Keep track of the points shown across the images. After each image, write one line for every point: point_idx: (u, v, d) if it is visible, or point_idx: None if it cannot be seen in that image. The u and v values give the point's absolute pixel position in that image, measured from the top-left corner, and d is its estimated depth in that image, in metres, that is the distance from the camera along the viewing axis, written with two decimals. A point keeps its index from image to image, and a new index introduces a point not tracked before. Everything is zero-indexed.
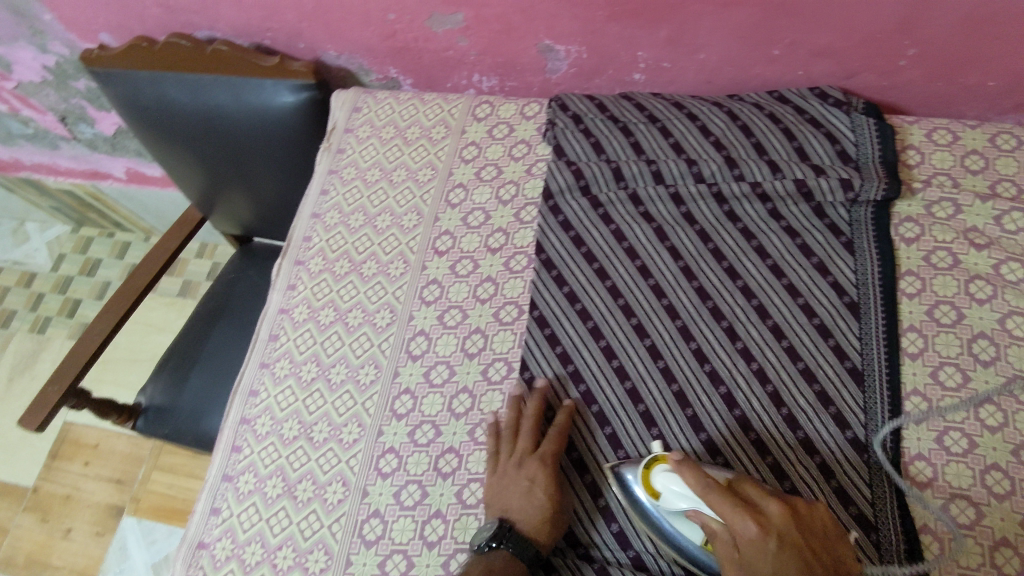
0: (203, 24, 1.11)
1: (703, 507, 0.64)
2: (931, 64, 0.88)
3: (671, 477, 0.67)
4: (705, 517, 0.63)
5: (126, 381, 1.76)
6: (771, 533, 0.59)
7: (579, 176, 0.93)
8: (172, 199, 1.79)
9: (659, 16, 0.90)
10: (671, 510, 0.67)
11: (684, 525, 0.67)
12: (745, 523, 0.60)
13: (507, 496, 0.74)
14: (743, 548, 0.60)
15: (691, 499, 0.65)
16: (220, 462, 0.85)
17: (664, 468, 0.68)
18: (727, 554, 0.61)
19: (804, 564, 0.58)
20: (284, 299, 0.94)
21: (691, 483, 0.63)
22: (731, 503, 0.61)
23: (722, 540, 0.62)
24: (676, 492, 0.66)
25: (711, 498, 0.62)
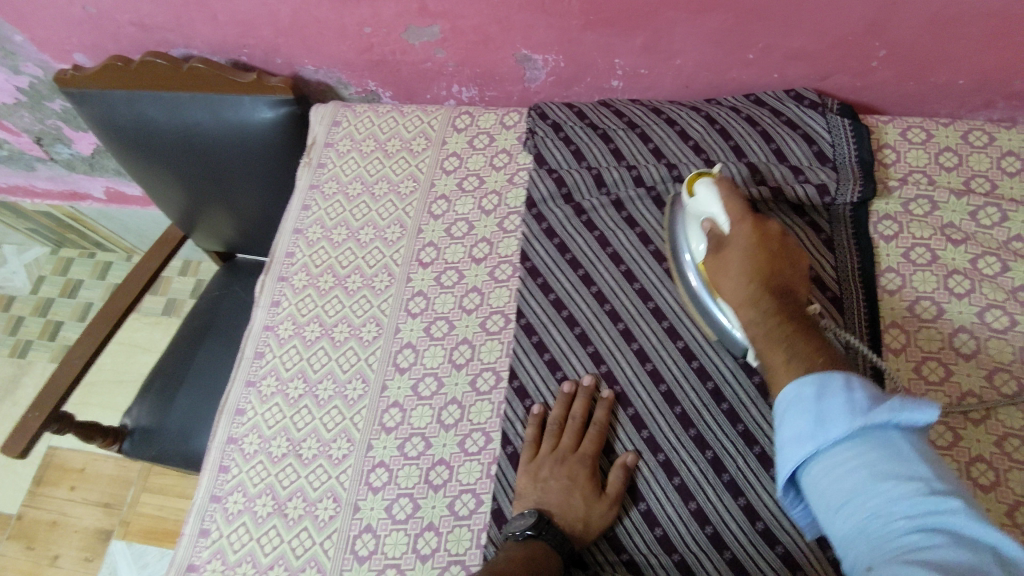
0: (179, 41, 1.11)
1: (721, 214, 0.74)
2: (902, 65, 0.90)
3: (709, 189, 0.76)
4: (716, 225, 0.74)
5: (111, 403, 1.74)
6: (756, 250, 0.70)
7: (561, 183, 0.94)
8: (153, 218, 1.78)
9: (634, 24, 0.91)
10: (697, 211, 0.77)
11: (695, 233, 0.77)
12: (744, 227, 0.72)
13: (545, 490, 0.76)
14: (727, 247, 0.72)
15: (713, 212, 0.74)
16: (208, 483, 0.84)
17: (707, 179, 0.77)
18: (713, 251, 0.74)
19: (770, 265, 0.70)
20: (269, 316, 0.94)
21: (722, 193, 0.74)
22: (740, 218, 0.73)
23: (719, 241, 0.74)
24: (708, 198, 0.75)
25: (729, 205, 0.74)
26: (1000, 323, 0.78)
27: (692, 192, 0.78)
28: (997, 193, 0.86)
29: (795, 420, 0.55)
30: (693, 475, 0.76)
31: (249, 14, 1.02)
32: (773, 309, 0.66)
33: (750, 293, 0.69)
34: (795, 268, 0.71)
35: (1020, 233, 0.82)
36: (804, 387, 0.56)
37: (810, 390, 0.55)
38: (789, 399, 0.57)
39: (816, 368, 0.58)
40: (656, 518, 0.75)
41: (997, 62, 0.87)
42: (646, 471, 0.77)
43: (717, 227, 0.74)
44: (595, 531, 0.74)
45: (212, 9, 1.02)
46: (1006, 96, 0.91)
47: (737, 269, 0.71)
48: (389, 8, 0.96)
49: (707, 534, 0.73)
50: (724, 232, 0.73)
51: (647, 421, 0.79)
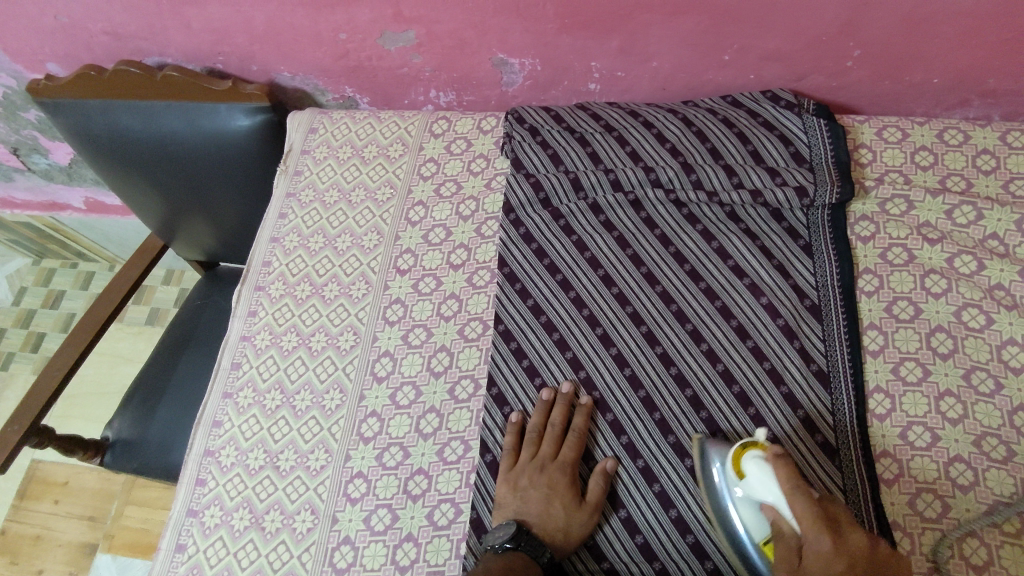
0: (153, 50, 1.09)
1: (786, 507, 0.63)
2: (877, 64, 0.90)
3: (764, 473, 0.65)
4: (782, 519, 0.63)
5: (94, 414, 1.72)
6: (845, 561, 0.59)
7: (539, 188, 0.93)
8: (134, 226, 1.76)
9: (609, 27, 0.91)
10: (750, 495, 0.66)
11: (752, 517, 0.66)
12: (824, 544, 0.59)
13: (524, 499, 0.75)
14: (805, 562, 0.60)
15: (772, 500, 0.64)
16: (184, 496, 0.83)
17: (759, 456, 0.66)
18: (780, 562, 0.61)
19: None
20: (245, 326, 0.93)
21: (782, 485, 0.63)
22: (815, 527, 0.60)
23: (789, 548, 0.62)
24: (763, 483, 0.65)
25: (796, 509, 0.61)
26: (976, 322, 0.78)
27: (740, 471, 0.67)
28: (973, 191, 0.86)
29: None
30: (672, 482, 0.75)
31: (222, 22, 1.01)
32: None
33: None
34: (874, 547, 0.60)
35: (996, 231, 0.82)
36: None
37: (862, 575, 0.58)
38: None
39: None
40: (636, 525, 0.75)
41: (971, 60, 0.87)
42: (626, 478, 0.77)
43: (781, 520, 0.63)
44: (575, 540, 0.73)
45: (185, 17, 1.01)
46: (980, 94, 0.91)
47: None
48: (364, 14, 0.95)
49: (687, 542, 0.73)
50: (790, 532, 0.62)
51: (626, 427, 0.79)
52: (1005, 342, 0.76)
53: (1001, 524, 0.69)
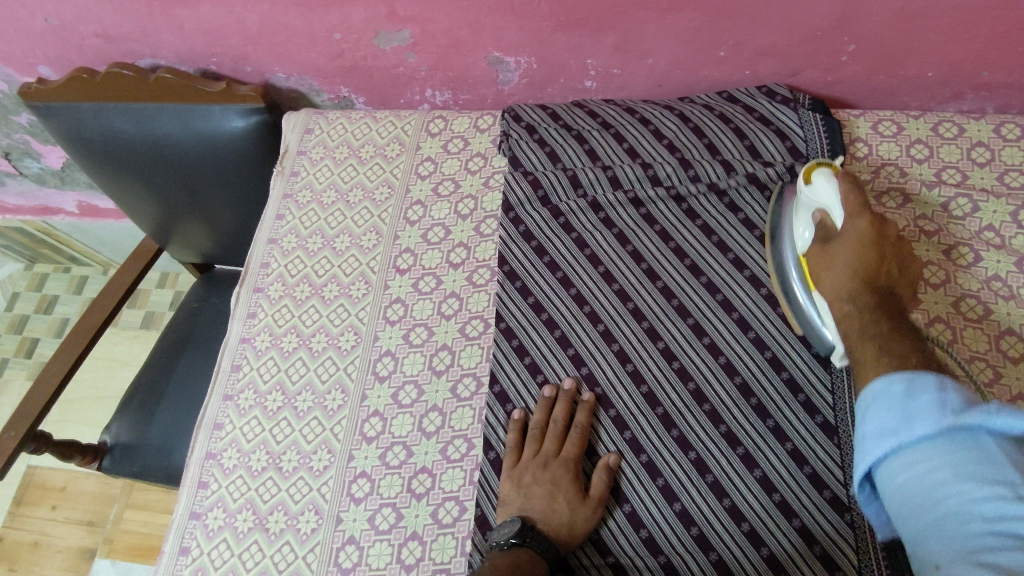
0: (145, 51, 1.09)
1: (838, 208, 0.73)
2: (871, 58, 0.90)
3: (828, 182, 0.74)
4: (830, 219, 0.74)
5: (91, 419, 1.71)
6: (866, 242, 0.70)
7: (537, 186, 0.93)
8: (127, 230, 1.75)
9: (605, 24, 0.91)
10: (810, 200, 0.76)
11: (803, 221, 0.77)
12: (860, 222, 0.71)
13: (528, 496, 0.75)
14: (837, 239, 0.72)
15: (826, 203, 0.74)
16: (187, 499, 0.83)
17: (829, 171, 0.75)
18: (818, 244, 0.74)
19: (876, 258, 0.69)
20: (245, 328, 0.93)
21: (842, 195, 0.73)
22: (857, 216, 0.71)
23: (827, 233, 0.74)
24: (826, 192, 0.74)
25: (848, 202, 0.72)
26: (974, 313, 0.79)
27: (807, 179, 0.77)
28: (968, 183, 0.86)
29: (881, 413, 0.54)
30: (676, 476, 0.76)
31: (215, 23, 1.00)
32: (865, 258, 0.70)
33: (849, 290, 0.70)
34: (897, 270, 0.70)
35: (992, 223, 0.83)
36: (893, 381, 0.56)
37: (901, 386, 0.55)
38: (875, 393, 0.56)
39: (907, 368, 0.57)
40: (640, 519, 0.75)
41: (964, 53, 0.87)
42: (630, 473, 0.77)
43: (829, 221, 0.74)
44: (579, 535, 0.73)
45: (178, 18, 1.01)
46: (974, 87, 0.92)
47: (843, 259, 0.71)
48: (359, 13, 0.95)
49: (693, 535, 0.73)
50: (835, 226, 0.73)
51: (629, 422, 0.79)
52: (1003, 332, 0.77)
53: None
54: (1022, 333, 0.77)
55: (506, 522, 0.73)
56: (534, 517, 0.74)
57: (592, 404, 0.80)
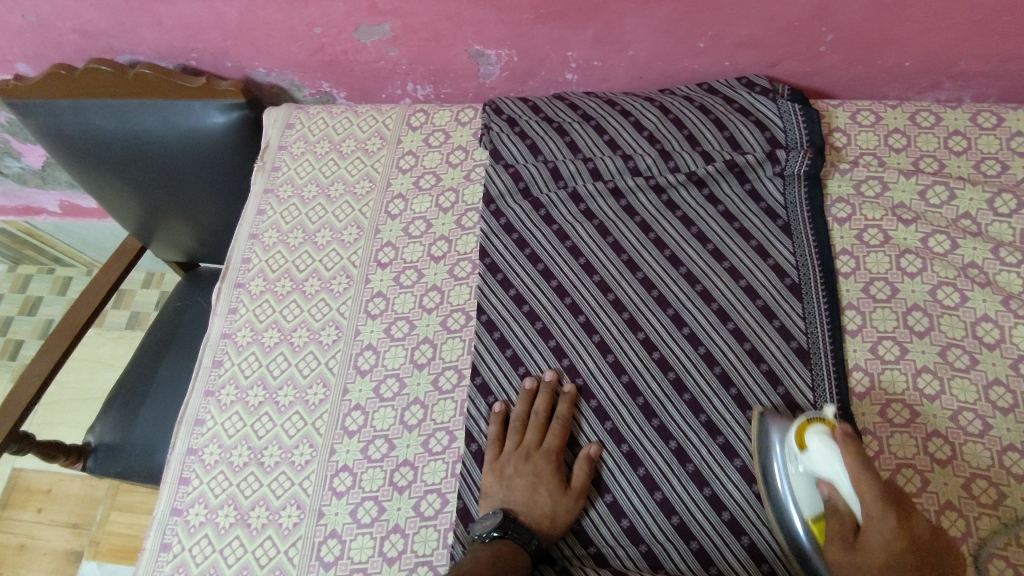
0: (124, 47, 1.08)
1: (846, 482, 0.63)
2: (849, 49, 0.91)
3: (825, 452, 0.65)
4: (839, 496, 0.64)
5: (76, 420, 1.70)
6: (888, 515, 0.60)
7: (518, 178, 0.93)
8: (112, 229, 1.74)
9: (584, 16, 0.91)
10: (807, 468, 0.67)
11: (805, 491, 0.67)
12: (888, 522, 0.60)
13: (510, 488, 0.75)
14: (860, 545, 0.61)
15: (832, 478, 0.64)
16: (168, 495, 0.82)
17: (821, 431, 0.66)
18: (838, 533, 0.63)
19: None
20: (226, 323, 0.92)
21: (847, 470, 0.63)
22: (883, 516, 0.60)
23: (845, 525, 0.63)
24: (824, 460, 0.65)
25: (860, 485, 0.61)
26: (951, 300, 0.79)
27: (800, 443, 0.67)
28: (945, 172, 0.87)
29: None
30: (657, 465, 0.76)
31: (194, 18, 1.00)
32: (895, 527, 0.60)
33: (882, 526, 0.60)
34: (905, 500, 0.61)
35: (968, 211, 0.84)
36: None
37: None
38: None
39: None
40: (621, 508, 0.75)
41: (941, 43, 0.88)
42: (611, 463, 0.77)
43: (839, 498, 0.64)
44: (561, 526, 0.74)
45: (156, 13, 1.00)
46: (952, 76, 0.92)
47: (869, 566, 0.60)
48: (338, 7, 0.95)
49: (673, 524, 0.73)
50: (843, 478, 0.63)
51: (610, 412, 0.79)
52: (979, 318, 0.78)
53: (977, 495, 0.70)
54: (998, 320, 0.77)
55: (488, 515, 0.73)
56: (516, 509, 0.74)
57: (574, 396, 0.81)
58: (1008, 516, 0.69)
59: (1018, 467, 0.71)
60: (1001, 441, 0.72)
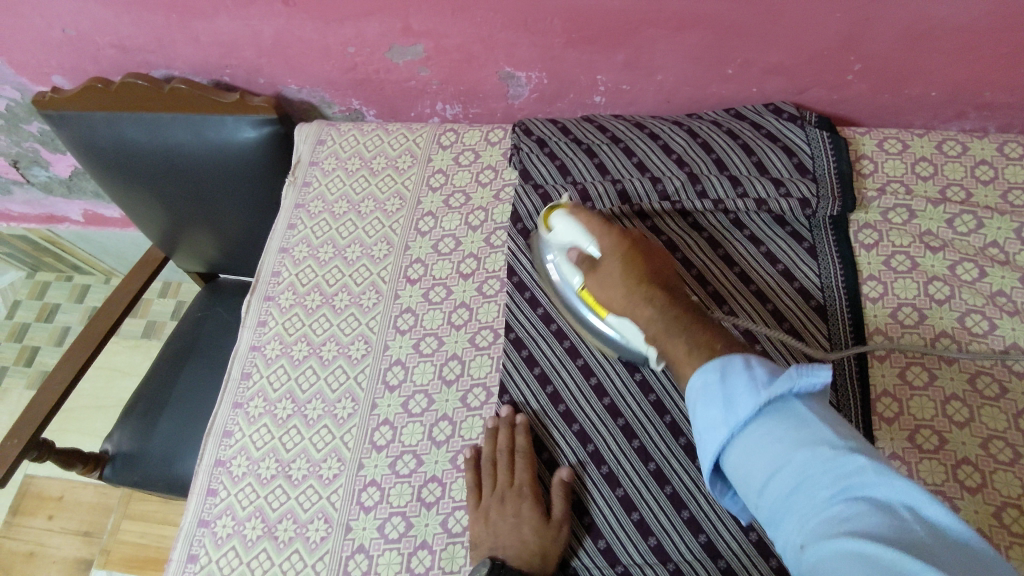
0: (160, 63, 1.10)
1: (586, 240, 0.77)
2: (877, 78, 0.92)
3: (568, 218, 0.79)
4: (584, 252, 0.77)
5: (90, 428, 1.70)
6: (627, 260, 0.74)
7: (547, 199, 0.94)
8: (132, 239, 1.76)
9: (616, 41, 0.93)
10: (560, 243, 0.80)
11: (569, 269, 0.80)
12: (608, 242, 0.76)
13: (496, 532, 0.74)
14: (602, 266, 0.76)
15: (577, 239, 0.78)
16: (195, 507, 0.83)
17: (562, 211, 0.80)
18: (589, 274, 0.77)
19: (643, 269, 0.73)
20: (255, 336, 0.93)
21: (583, 225, 0.77)
22: (603, 236, 0.76)
23: (592, 261, 0.77)
24: (566, 229, 0.78)
25: (592, 226, 0.77)
26: (980, 328, 0.80)
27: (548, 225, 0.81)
28: (972, 201, 0.88)
29: (706, 406, 0.56)
30: (684, 484, 0.76)
31: (231, 35, 1.02)
32: (633, 269, 0.74)
33: (631, 297, 0.72)
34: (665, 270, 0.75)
35: (996, 239, 0.85)
36: (708, 372, 0.58)
37: (714, 374, 0.57)
38: (700, 389, 0.58)
39: (720, 354, 0.60)
40: (649, 527, 0.75)
41: (967, 74, 0.89)
42: (638, 482, 0.77)
43: (585, 252, 0.77)
44: (551, 562, 0.73)
45: (194, 30, 1.02)
46: (978, 107, 0.94)
47: (615, 278, 0.74)
48: (373, 28, 0.97)
49: (700, 542, 0.73)
50: (592, 254, 0.77)
51: (637, 431, 0.79)
52: (1008, 347, 0.78)
53: (1009, 525, 0.70)
54: None
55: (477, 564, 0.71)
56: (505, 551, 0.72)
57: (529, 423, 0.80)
58: None
59: None
60: None
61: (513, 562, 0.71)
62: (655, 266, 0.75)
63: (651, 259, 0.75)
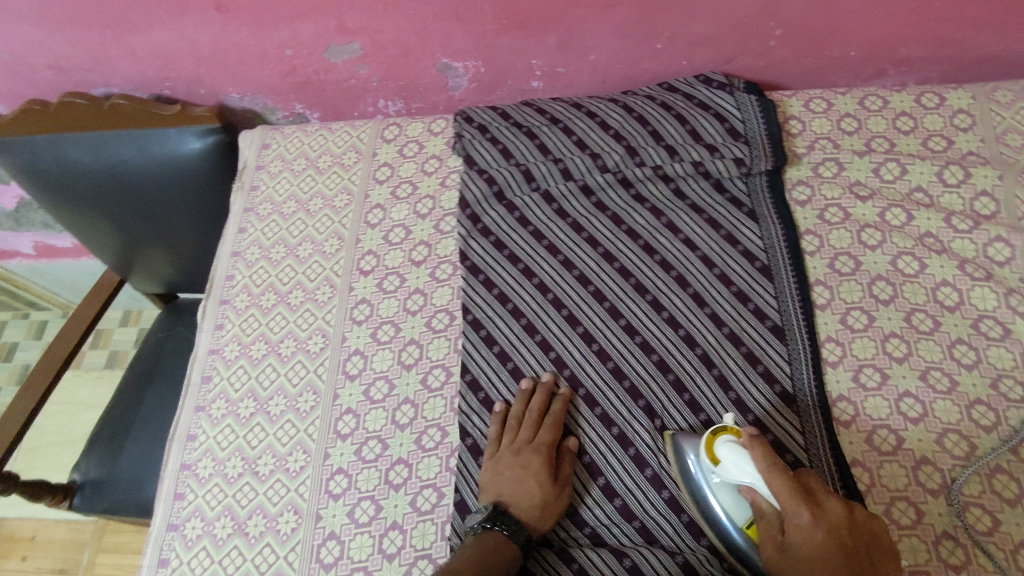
0: (98, 81, 1.10)
1: (763, 487, 0.65)
2: (798, 42, 0.96)
3: (739, 455, 0.66)
4: (760, 498, 0.65)
5: (57, 464, 1.67)
6: (827, 540, 0.61)
7: (492, 182, 0.96)
8: (87, 268, 1.73)
9: (546, 24, 0.95)
10: (727, 479, 0.68)
11: (732, 500, 0.69)
12: (804, 516, 0.62)
13: (503, 482, 0.76)
14: (791, 543, 0.62)
15: (750, 481, 0.66)
16: (164, 512, 0.83)
17: (727, 437, 0.69)
18: (771, 543, 0.64)
19: (851, 560, 0.60)
20: (213, 339, 0.93)
21: (756, 466, 0.65)
22: (794, 496, 0.63)
23: (775, 523, 0.64)
24: (737, 465, 0.66)
25: (773, 485, 0.64)
26: (911, 268, 0.83)
27: (714, 458, 0.69)
28: (896, 150, 0.92)
29: None
30: (647, 444, 0.78)
31: (166, 47, 1.02)
32: (836, 553, 0.60)
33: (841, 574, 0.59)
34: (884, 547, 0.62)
35: (920, 184, 0.89)
36: None
37: None
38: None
39: None
40: (614, 490, 0.77)
41: (882, 31, 0.94)
42: (603, 447, 0.79)
43: (761, 500, 0.65)
44: (551, 518, 0.74)
45: (129, 44, 1.02)
46: (894, 63, 0.98)
47: (806, 556, 0.61)
48: (308, 28, 0.98)
49: (664, 498, 0.75)
50: (773, 510, 0.65)
51: (598, 398, 0.82)
52: (938, 283, 0.82)
53: (951, 449, 0.73)
54: (957, 283, 0.81)
55: (482, 508, 0.74)
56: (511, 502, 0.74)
57: (567, 395, 0.82)
58: (981, 467, 0.72)
59: (986, 419, 0.74)
60: (969, 396, 0.75)
61: (514, 512, 0.74)
62: (860, 539, 0.61)
63: (858, 537, 0.61)
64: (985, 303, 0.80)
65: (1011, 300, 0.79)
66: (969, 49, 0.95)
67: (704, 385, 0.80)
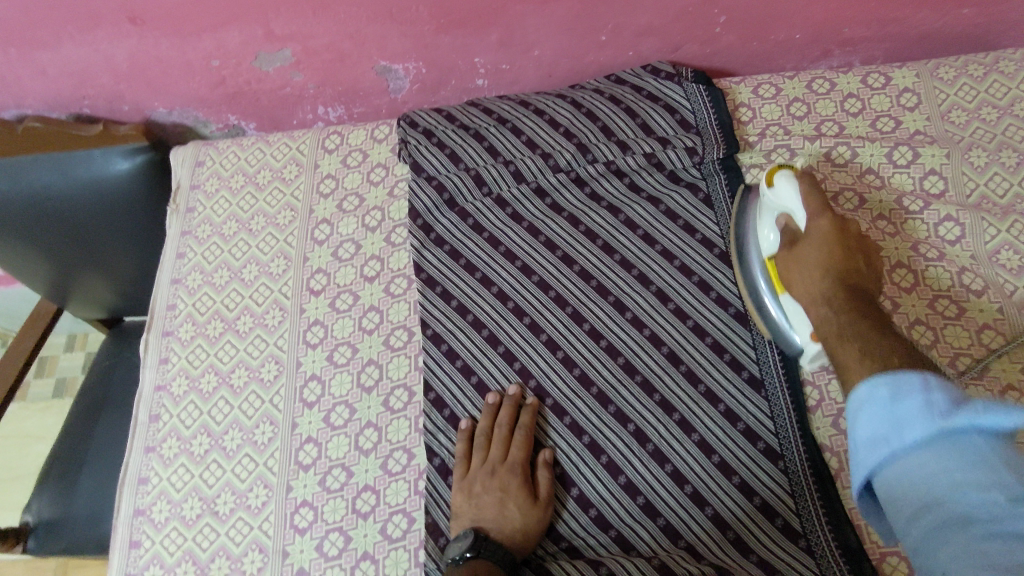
0: (9, 102, 1.02)
1: (800, 211, 0.70)
2: (742, 28, 0.94)
3: (788, 185, 0.71)
4: (793, 220, 0.71)
5: (9, 503, 1.59)
6: (832, 241, 0.66)
7: (442, 190, 0.93)
8: (22, 295, 1.64)
9: (485, 22, 0.92)
10: (773, 203, 0.73)
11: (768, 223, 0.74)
12: (820, 221, 0.67)
13: (479, 506, 0.74)
14: (803, 240, 0.68)
15: (791, 207, 0.71)
16: (120, 563, 0.79)
17: (786, 170, 0.73)
18: (785, 246, 0.71)
19: (843, 256, 0.65)
20: (159, 375, 0.89)
21: (803, 191, 0.70)
22: (819, 213, 0.68)
23: (793, 238, 0.70)
24: (788, 194, 0.71)
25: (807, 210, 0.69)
26: None
27: (767, 183, 0.74)
28: (845, 133, 0.92)
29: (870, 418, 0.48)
30: (618, 450, 0.77)
31: (81, 64, 0.95)
32: (835, 250, 0.65)
33: (823, 281, 0.64)
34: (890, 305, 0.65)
35: (871, 166, 0.89)
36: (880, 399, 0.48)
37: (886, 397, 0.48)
38: (863, 400, 0.49)
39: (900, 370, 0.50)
40: (588, 499, 0.76)
41: (826, 13, 0.93)
42: (575, 456, 0.78)
43: (792, 223, 0.71)
44: (532, 540, 0.73)
45: (39, 63, 0.95)
46: (839, 44, 0.98)
47: (814, 253, 0.66)
48: (233, 36, 0.92)
49: (639, 505, 0.74)
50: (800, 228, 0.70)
51: (567, 407, 0.80)
52: (894, 266, 0.82)
53: None
54: (912, 265, 0.82)
55: (459, 535, 0.72)
56: (488, 525, 0.72)
57: (536, 406, 0.80)
58: None
59: None
60: None
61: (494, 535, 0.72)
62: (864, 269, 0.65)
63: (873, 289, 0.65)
64: (939, 283, 0.80)
65: (964, 278, 0.80)
66: (911, 27, 0.95)
67: (674, 383, 0.79)
